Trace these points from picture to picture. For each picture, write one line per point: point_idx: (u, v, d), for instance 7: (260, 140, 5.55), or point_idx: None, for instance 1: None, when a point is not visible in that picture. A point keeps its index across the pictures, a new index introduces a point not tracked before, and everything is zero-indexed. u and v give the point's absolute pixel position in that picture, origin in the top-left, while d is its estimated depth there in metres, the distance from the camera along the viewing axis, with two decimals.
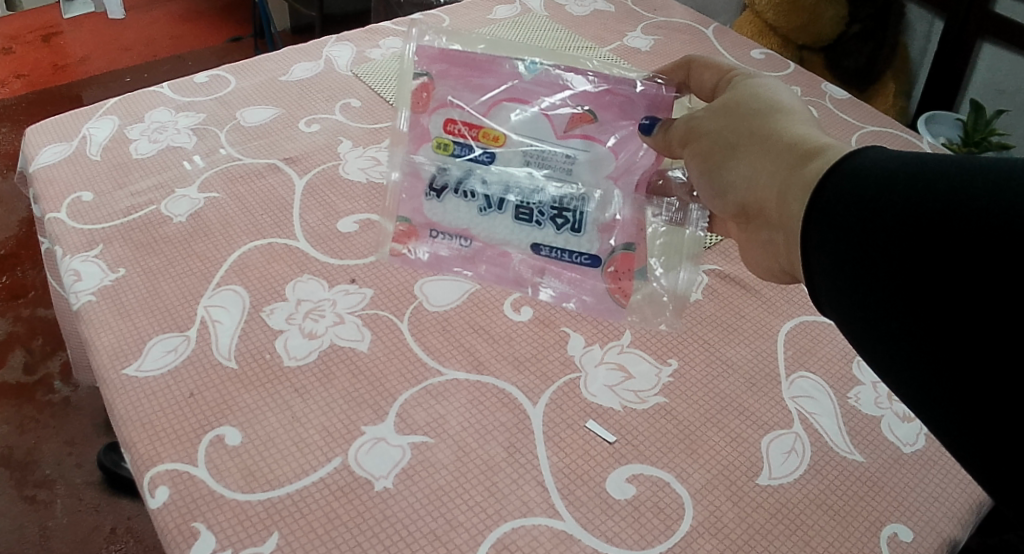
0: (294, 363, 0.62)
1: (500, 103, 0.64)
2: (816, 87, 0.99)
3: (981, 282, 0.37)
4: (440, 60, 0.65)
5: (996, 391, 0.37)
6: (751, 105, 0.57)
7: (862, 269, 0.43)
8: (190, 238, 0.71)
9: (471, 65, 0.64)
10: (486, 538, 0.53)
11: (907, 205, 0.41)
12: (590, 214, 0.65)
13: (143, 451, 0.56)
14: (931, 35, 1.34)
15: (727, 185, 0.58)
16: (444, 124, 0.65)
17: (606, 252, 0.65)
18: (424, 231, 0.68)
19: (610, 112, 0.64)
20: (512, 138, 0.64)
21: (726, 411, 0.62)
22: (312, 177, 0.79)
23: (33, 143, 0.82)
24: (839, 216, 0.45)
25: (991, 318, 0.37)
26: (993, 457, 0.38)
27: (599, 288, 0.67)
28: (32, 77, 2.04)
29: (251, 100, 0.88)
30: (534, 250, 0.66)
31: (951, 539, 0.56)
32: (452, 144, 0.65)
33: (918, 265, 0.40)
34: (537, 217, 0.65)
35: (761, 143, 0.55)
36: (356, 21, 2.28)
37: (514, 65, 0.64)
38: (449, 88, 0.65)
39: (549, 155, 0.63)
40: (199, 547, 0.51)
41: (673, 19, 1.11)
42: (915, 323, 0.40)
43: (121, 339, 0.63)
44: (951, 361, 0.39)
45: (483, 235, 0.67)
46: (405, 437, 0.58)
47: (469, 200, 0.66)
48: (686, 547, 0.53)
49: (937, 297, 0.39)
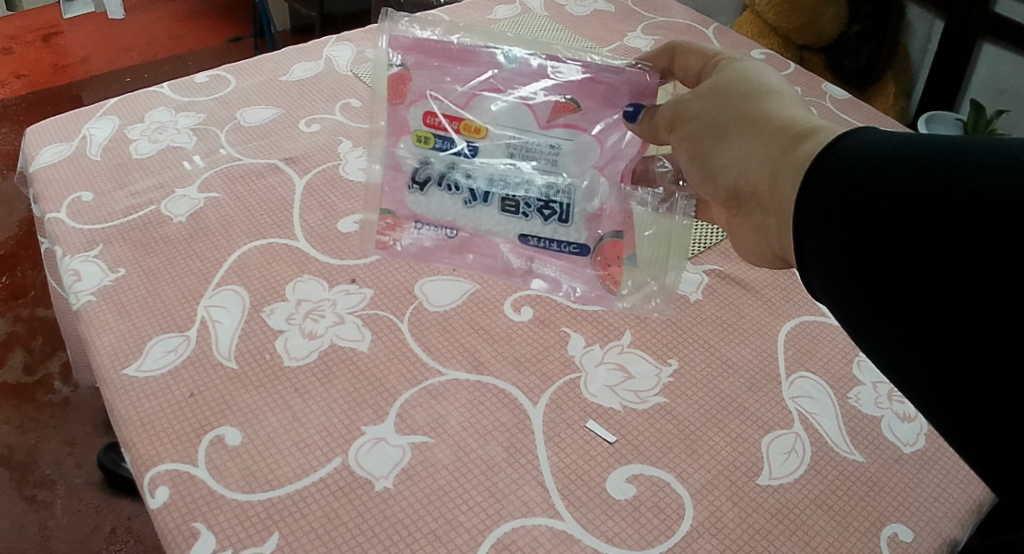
0: (294, 363, 0.62)
1: (480, 92, 0.61)
2: (816, 87, 0.99)
3: (971, 259, 0.38)
4: (415, 50, 0.61)
5: (990, 374, 0.37)
6: (739, 88, 0.57)
7: (853, 254, 0.43)
8: (190, 238, 0.71)
9: (448, 54, 0.61)
10: (486, 538, 0.53)
11: (898, 190, 0.42)
12: (577, 205, 0.61)
13: (143, 451, 0.56)
14: (931, 35, 1.34)
15: (718, 169, 0.58)
16: (423, 116, 0.61)
17: (594, 240, 0.63)
18: (408, 223, 0.64)
19: (592, 100, 0.61)
20: (494, 130, 0.60)
21: (726, 411, 0.62)
22: (312, 177, 0.79)
23: (33, 143, 0.82)
24: (832, 199, 0.45)
25: (971, 301, 0.38)
26: (981, 432, 0.38)
27: (588, 276, 0.64)
28: (32, 77, 2.04)
29: (251, 100, 0.88)
30: (522, 241, 0.63)
31: (952, 538, 0.55)
32: (433, 137, 0.61)
33: (909, 249, 0.40)
34: (525, 209, 0.62)
35: (752, 126, 0.55)
36: (357, 21, 2.28)
37: (492, 54, 0.62)
38: (426, 79, 0.61)
39: (532, 145, 0.60)
40: (199, 547, 0.51)
41: (673, 19, 1.11)
42: (906, 302, 0.41)
43: (121, 339, 0.63)
44: (943, 338, 0.39)
45: (471, 227, 0.63)
46: (405, 438, 0.58)
47: (453, 193, 0.62)
48: (686, 547, 0.53)
49: (929, 275, 0.39)
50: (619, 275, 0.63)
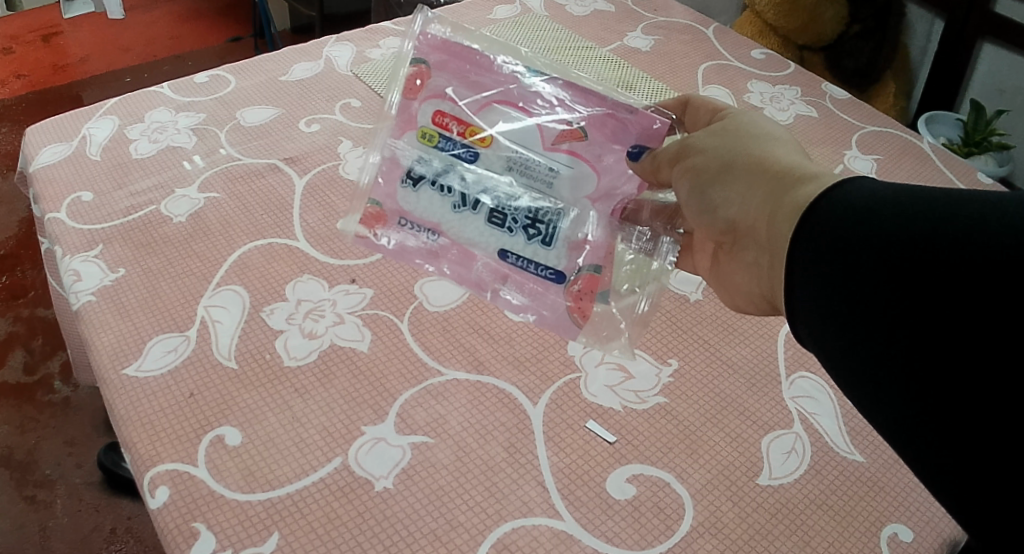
0: (294, 363, 0.62)
1: (492, 103, 0.62)
2: (817, 87, 0.99)
3: (967, 310, 0.37)
4: (442, 51, 0.63)
5: (980, 422, 0.37)
6: (746, 131, 0.58)
7: (844, 299, 0.43)
8: (190, 238, 0.71)
9: (472, 62, 0.63)
10: (486, 538, 0.53)
11: (891, 237, 0.41)
12: (563, 230, 0.61)
13: (143, 451, 0.56)
14: (931, 35, 1.35)
15: (716, 204, 0.57)
16: (433, 114, 0.62)
17: (572, 270, 0.62)
18: (393, 218, 0.64)
19: (599, 130, 0.62)
20: (498, 141, 0.61)
21: (726, 412, 0.62)
22: (312, 177, 0.79)
23: (33, 143, 0.82)
24: (833, 242, 0.44)
25: (966, 351, 0.37)
26: (972, 485, 0.38)
27: (558, 305, 0.63)
28: (32, 77, 2.04)
29: (251, 100, 0.88)
30: (501, 257, 0.62)
31: (952, 539, 0.55)
32: (437, 136, 0.62)
33: (901, 296, 0.40)
34: (511, 223, 0.62)
35: (754, 165, 0.55)
36: (357, 21, 2.28)
37: (514, 72, 0.63)
38: (445, 80, 0.62)
39: (533, 164, 0.61)
40: (199, 548, 0.51)
41: (673, 19, 1.11)
42: (897, 350, 0.40)
43: (121, 339, 0.63)
44: (933, 387, 0.39)
45: (454, 235, 0.63)
46: (405, 437, 0.58)
47: (445, 194, 0.62)
48: (686, 547, 0.53)
49: (921, 323, 0.39)
50: (588, 311, 0.62)
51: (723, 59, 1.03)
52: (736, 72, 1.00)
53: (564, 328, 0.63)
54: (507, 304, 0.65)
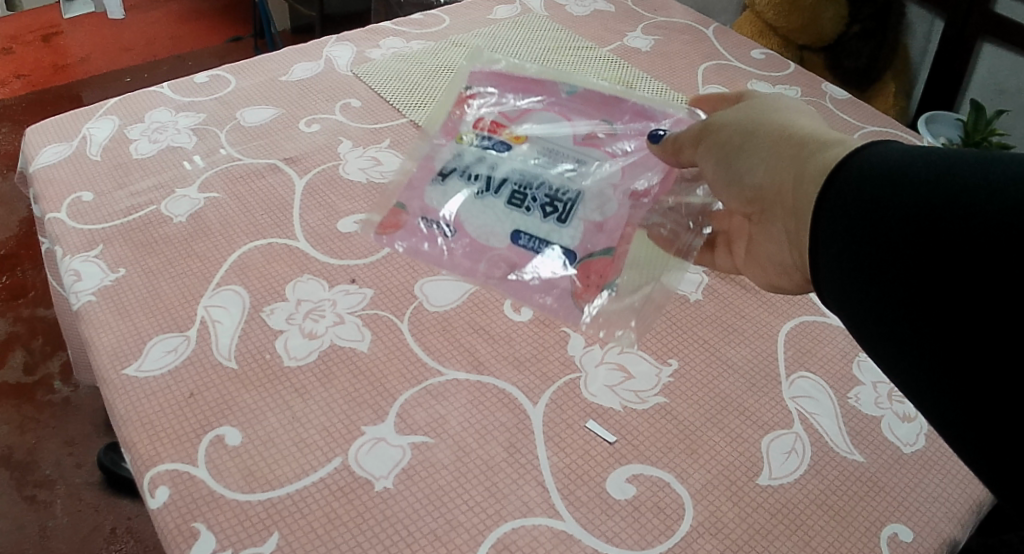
0: (294, 363, 0.62)
1: (534, 111, 0.79)
2: (817, 88, 0.99)
3: (992, 272, 0.38)
4: (496, 78, 0.84)
5: (988, 377, 0.38)
6: (770, 102, 0.60)
7: (872, 258, 0.44)
8: (191, 238, 0.71)
9: (521, 83, 0.83)
10: (486, 538, 0.53)
11: (918, 197, 0.43)
12: (577, 212, 0.71)
13: (143, 451, 0.56)
14: (931, 35, 1.33)
15: (742, 173, 0.59)
16: (479, 122, 0.79)
17: (583, 252, 0.69)
18: (414, 218, 0.72)
19: (626, 128, 0.78)
20: (530, 139, 0.76)
21: (727, 411, 0.62)
22: (312, 177, 0.79)
23: (33, 143, 0.82)
24: (864, 203, 0.45)
25: (989, 312, 0.38)
26: (1000, 454, 0.38)
27: (565, 289, 0.68)
28: (32, 77, 2.04)
29: (250, 101, 0.88)
30: (514, 238, 0.70)
31: (952, 539, 0.56)
32: (475, 137, 0.77)
33: (927, 254, 0.41)
34: (528, 204, 0.71)
35: (779, 133, 0.57)
36: (357, 21, 2.28)
37: (556, 89, 0.82)
38: (498, 96, 0.82)
39: (558, 155, 0.75)
40: (199, 547, 0.51)
41: (673, 19, 1.10)
42: (922, 310, 0.41)
43: (121, 339, 0.63)
44: (957, 348, 0.39)
45: (472, 224, 0.71)
46: (405, 437, 0.58)
47: (470, 182, 0.73)
48: (686, 547, 0.53)
49: (946, 283, 0.40)
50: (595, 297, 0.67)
51: (723, 59, 1.03)
52: (735, 72, 1.00)
53: (565, 311, 0.67)
54: (512, 292, 0.69)
